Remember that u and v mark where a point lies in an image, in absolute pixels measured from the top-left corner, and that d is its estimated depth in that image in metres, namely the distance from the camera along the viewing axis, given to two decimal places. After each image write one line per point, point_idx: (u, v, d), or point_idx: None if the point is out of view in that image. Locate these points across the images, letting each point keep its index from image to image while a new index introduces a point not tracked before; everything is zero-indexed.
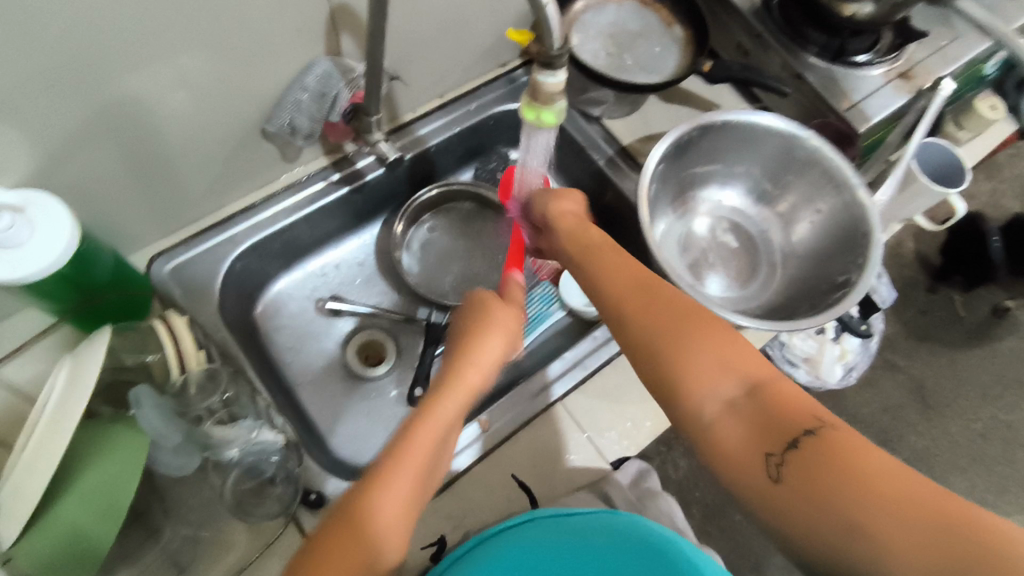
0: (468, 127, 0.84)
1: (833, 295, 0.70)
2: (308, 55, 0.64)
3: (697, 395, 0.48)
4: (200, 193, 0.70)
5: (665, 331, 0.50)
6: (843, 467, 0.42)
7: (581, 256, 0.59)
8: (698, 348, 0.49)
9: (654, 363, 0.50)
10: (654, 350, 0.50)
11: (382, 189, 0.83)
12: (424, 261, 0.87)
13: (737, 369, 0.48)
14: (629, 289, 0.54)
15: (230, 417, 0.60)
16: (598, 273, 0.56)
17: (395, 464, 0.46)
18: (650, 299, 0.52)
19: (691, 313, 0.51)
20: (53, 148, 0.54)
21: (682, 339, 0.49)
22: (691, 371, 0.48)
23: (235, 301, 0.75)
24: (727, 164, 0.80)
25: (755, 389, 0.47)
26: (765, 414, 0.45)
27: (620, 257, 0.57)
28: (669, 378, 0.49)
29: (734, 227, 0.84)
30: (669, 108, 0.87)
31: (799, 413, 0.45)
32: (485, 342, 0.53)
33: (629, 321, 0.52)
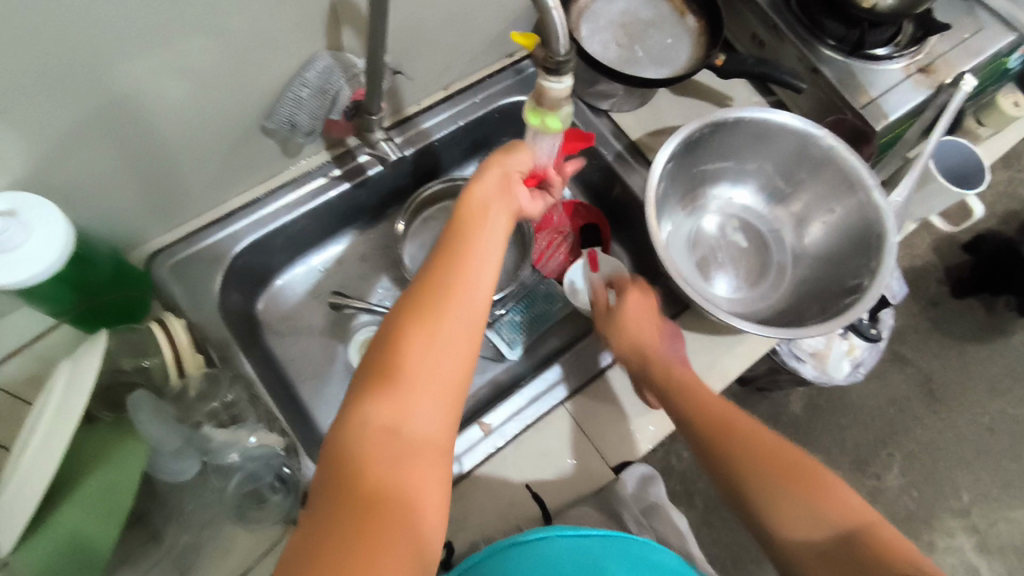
0: (472, 120, 0.82)
1: (844, 299, 0.69)
2: (308, 48, 0.62)
3: (788, 531, 0.52)
4: (199, 188, 0.69)
5: (767, 480, 0.54)
6: None
7: (654, 379, 0.64)
8: (796, 497, 0.53)
9: (747, 497, 0.55)
10: (748, 493, 0.55)
11: (385, 183, 0.81)
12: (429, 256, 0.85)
13: (828, 518, 0.51)
14: (710, 413, 0.59)
15: (232, 421, 0.61)
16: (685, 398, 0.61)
17: (402, 378, 0.42)
18: (741, 432, 0.57)
19: (782, 453, 0.55)
20: (46, 147, 0.53)
21: (775, 480, 0.54)
22: (779, 511, 0.53)
23: (237, 298, 0.75)
24: (738, 161, 0.78)
25: (850, 537, 0.50)
26: (859, 562, 0.49)
27: (725, 406, 0.59)
28: (763, 518, 0.54)
29: (745, 224, 0.82)
30: (680, 102, 0.85)
31: (895, 563, 0.48)
32: (478, 252, 0.48)
33: (724, 455, 0.57)
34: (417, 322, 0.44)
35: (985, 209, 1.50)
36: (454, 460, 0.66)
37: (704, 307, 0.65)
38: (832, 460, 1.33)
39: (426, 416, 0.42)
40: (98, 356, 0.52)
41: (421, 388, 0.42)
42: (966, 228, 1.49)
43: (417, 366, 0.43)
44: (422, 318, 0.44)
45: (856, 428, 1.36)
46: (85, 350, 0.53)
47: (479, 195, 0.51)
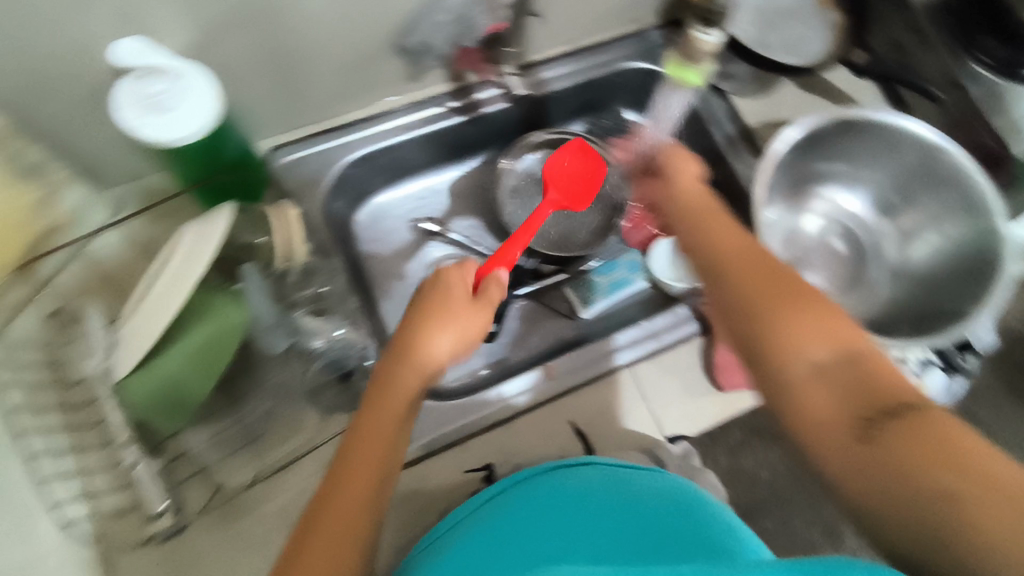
0: (590, 79, 0.83)
1: (939, 323, 0.66)
2: None
3: (790, 355, 0.45)
4: (325, 95, 0.72)
5: (768, 295, 0.48)
6: (939, 443, 0.38)
7: (692, 216, 0.58)
8: (801, 316, 0.46)
9: (743, 312, 0.48)
10: (743, 296, 0.48)
11: (495, 124, 0.83)
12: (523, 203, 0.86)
13: (833, 339, 0.45)
14: (731, 242, 0.53)
15: (320, 311, 0.65)
16: (700, 233, 0.56)
17: (352, 475, 0.46)
18: (751, 254, 0.51)
19: (793, 279, 0.49)
20: (207, 24, 0.57)
21: (783, 294, 0.47)
22: (786, 332, 0.46)
23: (337, 205, 0.78)
24: (853, 167, 0.76)
25: (850, 360, 0.44)
26: (858, 382, 0.43)
27: (735, 240, 0.53)
28: (760, 314, 0.47)
29: (846, 232, 0.80)
30: (803, 97, 0.83)
31: (897, 391, 0.42)
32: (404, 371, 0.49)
33: (728, 271, 0.51)
34: (361, 434, 0.48)
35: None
36: (516, 395, 0.68)
37: None
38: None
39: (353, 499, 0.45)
40: (222, 228, 0.56)
41: (358, 479, 0.46)
42: None
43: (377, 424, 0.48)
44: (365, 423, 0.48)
45: None
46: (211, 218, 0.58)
47: (454, 304, 0.53)
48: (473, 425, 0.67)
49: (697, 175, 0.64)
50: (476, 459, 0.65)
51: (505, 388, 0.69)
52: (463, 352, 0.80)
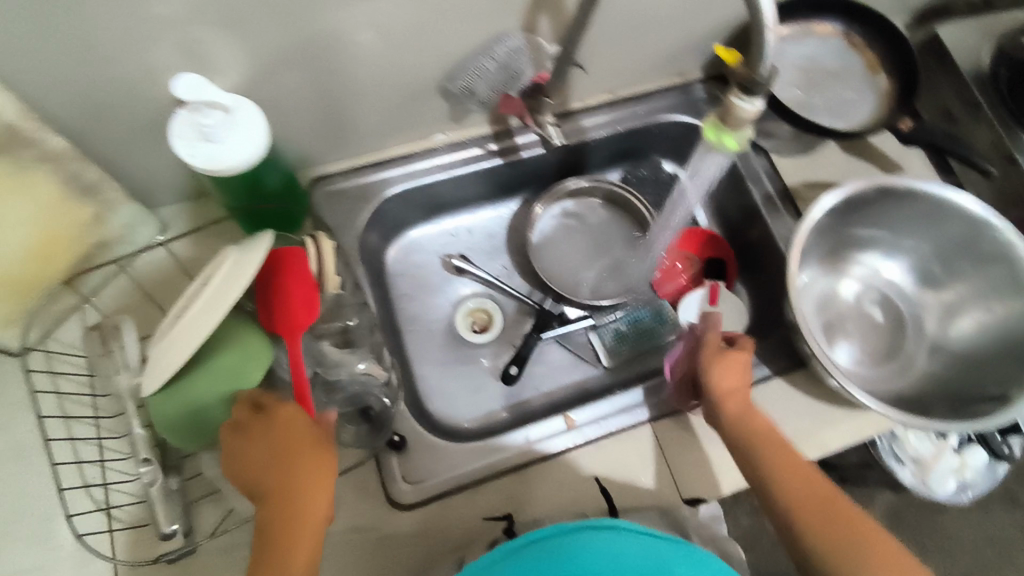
0: (630, 129, 0.83)
1: (980, 406, 0.64)
2: (501, 28, 0.65)
3: None
4: (369, 130, 0.75)
5: (835, 532, 0.56)
6: None
7: (750, 440, 0.61)
8: (857, 557, 0.54)
9: (795, 544, 0.56)
10: (799, 525, 0.56)
11: (531, 167, 0.84)
12: (549, 247, 0.87)
13: None
14: (793, 485, 0.58)
15: (347, 343, 0.65)
16: (769, 459, 0.59)
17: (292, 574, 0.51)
18: (818, 496, 0.57)
19: (855, 525, 0.56)
20: (262, 61, 0.60)
21: (841, 543, 0.55)
22: (843, 563, 0.54)
23: (372, 237, 0.80)
24: (895, 233, 0.74)
25: None
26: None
27: (796, 456, 0.60)
28: (822, 554, 0.55)
29: (884, 300, 0.76)
30: (846, 160, 0.81)
31: None
32: (315, 489, 0.54)
33: (788, 494, 0.58)
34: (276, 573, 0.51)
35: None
36: (535, 441, 0.67)
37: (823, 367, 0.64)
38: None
39: None
40: (247, 268, 0.54)
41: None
42: None
43: (305, 524, 0.53)
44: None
45: (943, 555, 1.23)
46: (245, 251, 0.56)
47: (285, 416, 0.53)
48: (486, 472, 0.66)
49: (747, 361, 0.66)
50: (488, 507, 0.64)
51: (525, 434, 0.68)
52: (484, 393, 0.79)
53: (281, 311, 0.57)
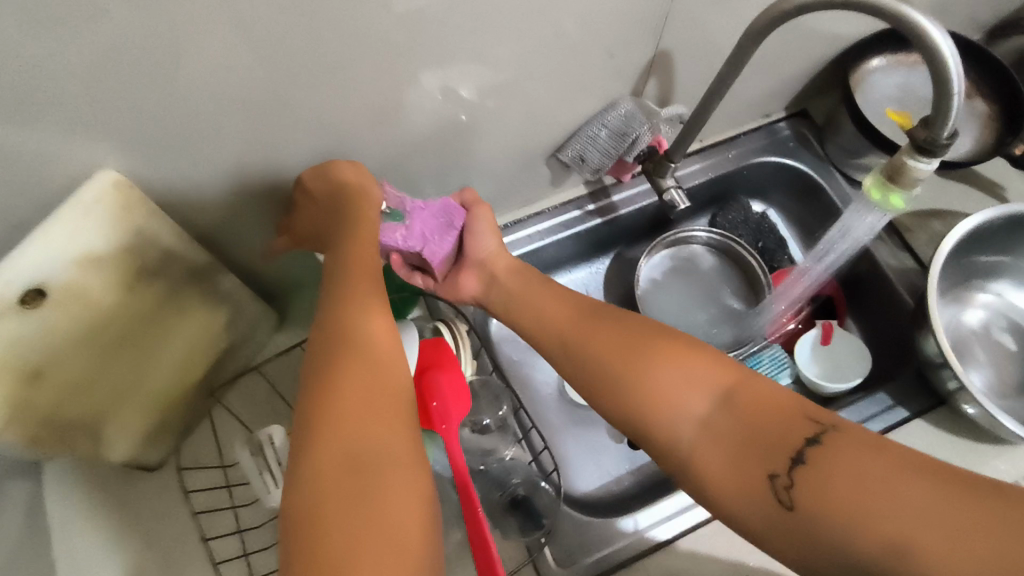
0: (722, 174, 0.83)
1: None
2: (615, 94, 0.65)
3: (674, 423, 0.44)
4: None
5: (610, 362, 0.50)
6: (862, 472, 0.37)
7: (562, 350, 0.54)
8: (661, 365, 0.47)
9: (627, 406, 0.47)
10: (607, 378, 0.49)
11: (627, 223, 0.83)
12: (651, 299, 0.85)
13: (702, 386, 0.45)
14: (604, 349, 0.51)
15: (488, 429, 0.67)
16: (586, 350, 0.52)
17: (329, 444, 0.38)
18: (623, 353, 0.49)
19: (662, 343, 0.49)
20: (392, 155, 0.60)
21: (629, 358, 0.49)
22: (655, 393, 0.46)
23: (479, 309, 0.79)
24: (1020, 257, 0.72)
25: (728, 398, 0.44)
26: (756, 438, 0.42)
27: (540, 291, 0.59)
28: (637, 400, 0.47)
29: (1014, 326, 0.74)
30: (947, 187, 0.81)
31: (793, 422, 0.42)
32: (383, 347, 0.45)
33: (583, 351, 0.52)
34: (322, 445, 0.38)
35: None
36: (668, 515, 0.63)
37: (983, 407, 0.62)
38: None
39: (371, 392, 0.41)
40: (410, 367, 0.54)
41: (336, 466, 0.37)
42: None
43: (363, 398, 0.41)
44: (318, 448, 0.38)
45: None
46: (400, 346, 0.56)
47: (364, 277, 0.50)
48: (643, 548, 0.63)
49: (511, 262, 0.63)
50: None
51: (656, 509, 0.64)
52: (605, 458, 0.77)
53: (433, 404, 0.55)
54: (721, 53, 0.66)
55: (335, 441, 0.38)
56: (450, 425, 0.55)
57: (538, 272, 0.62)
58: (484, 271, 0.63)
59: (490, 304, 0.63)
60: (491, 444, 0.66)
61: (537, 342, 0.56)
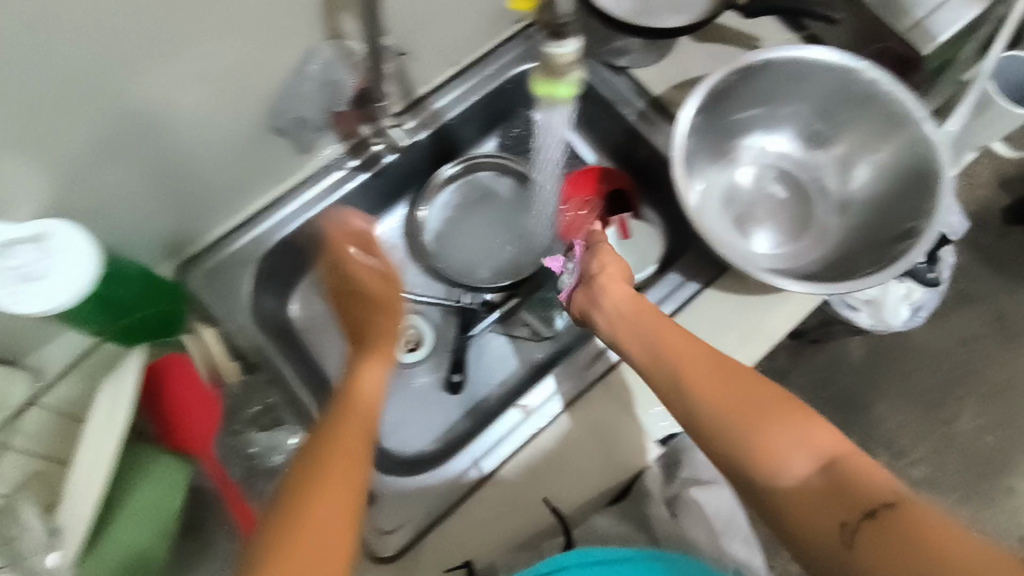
0: (487, 93, 0.79)
1: (894, 248, 0.64)
2: (306, 41, 0.60)
3: (778, 477, 0.50)
4: (221, 193, 0.69)
5: (738, 414, 0.53)
6: (924, 543, 0.42)
7: (668, 387, 0.57)
8: (771, 425, 0.52)
9: (723, 441, 0.52)
10: (708, 425, 0.53)
11: (403, 168, 0.79)
12: (448, 241, 0.83)
13: (819, 447, 0.50)
14: (690, 374, 0.56)
15: (268, 427, 0.62)
16: (691, 401, 0.55)
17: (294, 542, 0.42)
18: (700, 387, 0.55)
19: (751, 397, 0.53)
20: (64, 171, 0.54)
21: (729, 411, 0.53)
22: (761, 448, 0.51)
23: (271, 299, 0.75)
24: (770, 106, 0.72)
25: (829, 467, 0.49)
26: (836, 492, 0.48)
27: (659, 322, 0.60)
28: (762, 457, 0.51)
29: (782, 174, 0.76)
30: (705, 50, 0.79)
31: (876, 488, 0.47)
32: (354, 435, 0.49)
33: (686, 386, 0.55)
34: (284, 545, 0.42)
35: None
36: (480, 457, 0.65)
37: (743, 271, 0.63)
38: (897, 421, 1.32)
39: (331, 510, 0.44)
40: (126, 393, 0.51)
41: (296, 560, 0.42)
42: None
43: (319, 507, 0.44)
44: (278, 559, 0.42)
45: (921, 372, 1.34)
46: (119, 379, 0.53)
47: (373, 336, 0.59)
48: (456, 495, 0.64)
49: (617, 275, 0.66)
50: (480, 531, 0.62)
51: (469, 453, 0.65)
52: (433, 408, 0.76)
53: (174, 422, 0.55)
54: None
55: (289, 540, 0.42)
56: (201, 437, 0.56)
57: (647, 297, 0.63)
58: (584, 285, 0.67)
59: (596, 317, 0.64)
60: (273, 440, 0.61)
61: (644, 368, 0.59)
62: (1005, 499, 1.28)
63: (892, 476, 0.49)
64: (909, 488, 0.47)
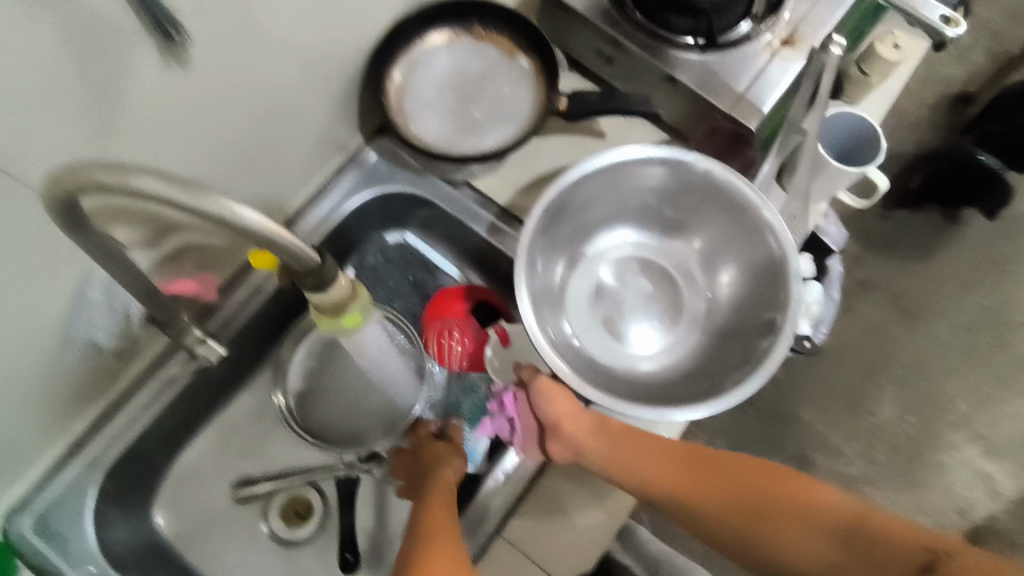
0: (325, 237, 0.72)
1: (760, 339, 0.62)
2: (79, 266, 0.52)
3: (803, 563, 0.54)
4: (25, 438, 0.58)
5: (751, 508, 0.57)
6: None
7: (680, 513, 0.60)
8: (778, 510, 0.56)
9: (738, 544, 0.58)
10: (718, 530, 0.59)
11: (249, 338, 0.71)
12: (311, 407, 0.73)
13: (829, 514, 0.55)
14: (689, 494, 0.60)
15: None
16: (693, 514, 0.60)
17: None
18: (702, 497, 0.60)
19: (763, 475, 0.59)
20: None
21: (734, 514, 0.58)
22: (776, 539, 0.56)
23: (124, 522, 0.65)
24: (616, 203, 0.70)
25: (853, 531, 0.53)
26: (880, 561, 0.51)
27: (636, 442, 0.63)
28: (773, 552, 0.56)
29: (646, 264, 0.73)
30: (545, 147, 0.76)
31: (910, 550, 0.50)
32: None
33: (686, 507, 0.60)
34: None
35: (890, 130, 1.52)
36: None
37: (616, 402, 0.59)
38: (827, 424, 1.34)
39: None
40: None
41: None
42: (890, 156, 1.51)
43: None
44: None
45: (839, 371, 1.37)
46: None
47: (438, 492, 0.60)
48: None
49: (573, 412, 0.65)
50: None
51: None
52: None
53: None
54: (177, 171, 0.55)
55: None
56: None
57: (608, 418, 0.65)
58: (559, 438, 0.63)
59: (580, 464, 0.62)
60: None
61: (648, 496, 0.61)
62: (939, 476, 1.32)
63: (915, 521, 0.53)
64: (932, 530, 0.51)
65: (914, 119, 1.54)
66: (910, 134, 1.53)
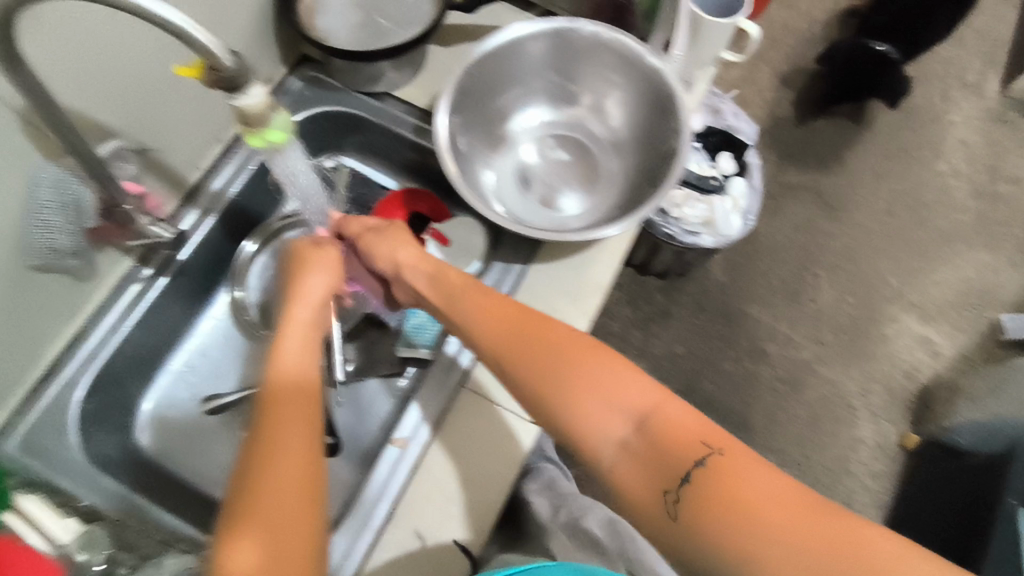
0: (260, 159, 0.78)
1: (664, 168, 0.70)
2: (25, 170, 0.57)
3: (588, 442, 0.52)
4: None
5: (563, 372, 0.55)
6: (730, 501, 0.46)
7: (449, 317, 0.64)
8: (587, 367, 0.54)
9: (544, 409, 0.55)
10: (513, 353, 0.58)
11: (204, 260, 0.77)
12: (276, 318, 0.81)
13: (629, 402, 0.52)
14: (488, 324, 0.60)
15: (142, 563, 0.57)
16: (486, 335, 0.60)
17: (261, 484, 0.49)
18: (509, 316, 0.60)
19: (573, 346, 0.56)
20: None
21: (531, 368, 0.56)
22: (581, 421, 0.53)
23: (107, 438, 0.69)
24: (523, 84, 0.77)
25: (643, 424, 0.52)
26: (655, 451, 0.50)
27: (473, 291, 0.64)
28: (558, 405, 0.54)
29: (560, 140, 0.80)
30: (453, 52, 0.83)
31: (689, 445, 0.50)
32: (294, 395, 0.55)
33: (483, 339, 0.60)
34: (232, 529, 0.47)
35: (789, 47, 1.64)
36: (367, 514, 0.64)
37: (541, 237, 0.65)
38: (774, 317, 1.42)
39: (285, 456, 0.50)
40: None
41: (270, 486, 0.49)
42: (793, 70, 1.63)
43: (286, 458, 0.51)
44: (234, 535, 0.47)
45: (778, 268, 1.46)
46: None
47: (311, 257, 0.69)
48: (376, 534, 0.63)
49: (412, 254, 0.70)
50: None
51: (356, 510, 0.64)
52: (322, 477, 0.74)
53: None
54: (113, 86, 0.61)
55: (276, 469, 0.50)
56: None
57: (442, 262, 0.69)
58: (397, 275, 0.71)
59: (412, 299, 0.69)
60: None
61: (468, 335, 0.61)
62: (884, 347, 1.40)
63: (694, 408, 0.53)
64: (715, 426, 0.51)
65: (809, 36, 1.66)
66: (807, 48, 1.65)
